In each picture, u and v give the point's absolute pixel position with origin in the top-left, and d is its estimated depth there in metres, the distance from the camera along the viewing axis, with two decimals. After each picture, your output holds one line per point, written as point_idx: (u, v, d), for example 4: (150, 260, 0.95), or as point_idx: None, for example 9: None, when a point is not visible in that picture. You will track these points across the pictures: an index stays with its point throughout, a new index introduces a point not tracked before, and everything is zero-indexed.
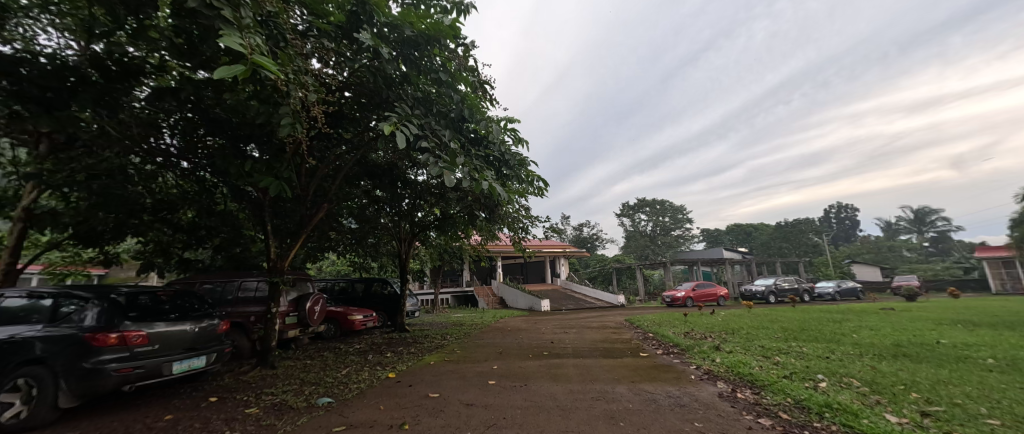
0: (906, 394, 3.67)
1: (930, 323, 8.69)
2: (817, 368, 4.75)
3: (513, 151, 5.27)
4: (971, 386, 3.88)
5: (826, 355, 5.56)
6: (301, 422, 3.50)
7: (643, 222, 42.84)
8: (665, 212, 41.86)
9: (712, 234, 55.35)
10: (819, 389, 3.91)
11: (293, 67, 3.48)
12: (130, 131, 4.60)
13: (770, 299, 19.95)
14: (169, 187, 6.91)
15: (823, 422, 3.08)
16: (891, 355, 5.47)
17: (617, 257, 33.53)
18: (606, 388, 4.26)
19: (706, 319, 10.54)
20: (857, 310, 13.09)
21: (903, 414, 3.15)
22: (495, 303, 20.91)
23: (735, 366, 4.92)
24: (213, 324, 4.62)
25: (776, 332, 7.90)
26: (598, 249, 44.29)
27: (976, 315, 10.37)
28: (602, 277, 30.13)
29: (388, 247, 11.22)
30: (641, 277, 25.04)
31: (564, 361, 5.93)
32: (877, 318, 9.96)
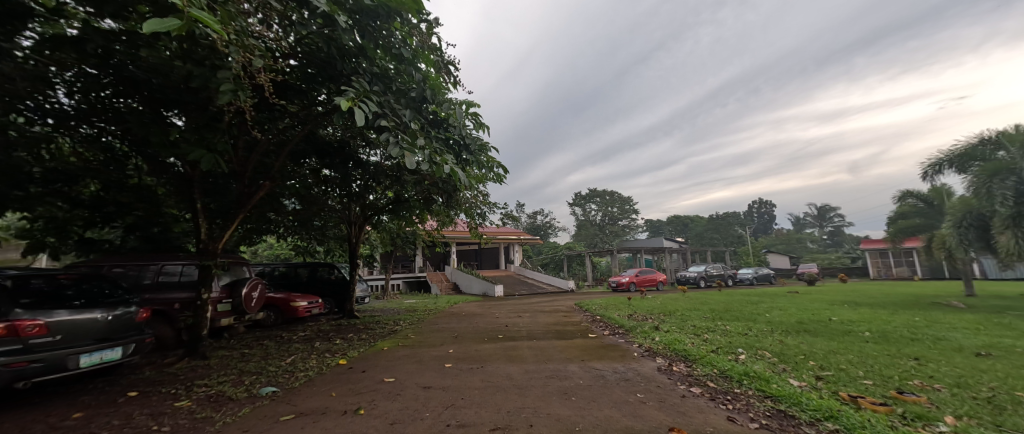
0: (806, 362, 4.57)
1: (828, 304, 10.65)
2: (738, 343, 5.61)
3: (474, 135, 5.35)
4: (852, 354, 4.97)
5: (745, 331, 6.61)
6: (243, 412, 3.32)
7: (591, 213, 45.49)
8: (614, 203, 44.72)
9: (653, 224, 61.17)
10: (740, 360, 4.64)
11: (235, 26, 3.23)
12: (15, 85, 3.92)
13: (702, 283, 22.98)
14: (67, 155, 5.78)
15: (742, 388, 3.69)
16: (796, 331, 6.67)
17: (566, 245, 35.22)
18: (589, 368, 4.58)
19: (647, 302, 11.66)
20: (775, 292, 15.58)
21: (803, 379, 3.94)
22: (449, 290, 20.69)
23: (672, 343, 5.57)
24: (129, 312, 4.19)
25: (707, 313, 9.09)
26: (549, 238, 46.11)
27: (864, 297, 12.77)
28: (552, 265, 31.57)
29: (334, 231, 10.49)
30: (590, 264, 26.71)
31: (519, 343, 6.16)
32: (779, 300, 11.91)
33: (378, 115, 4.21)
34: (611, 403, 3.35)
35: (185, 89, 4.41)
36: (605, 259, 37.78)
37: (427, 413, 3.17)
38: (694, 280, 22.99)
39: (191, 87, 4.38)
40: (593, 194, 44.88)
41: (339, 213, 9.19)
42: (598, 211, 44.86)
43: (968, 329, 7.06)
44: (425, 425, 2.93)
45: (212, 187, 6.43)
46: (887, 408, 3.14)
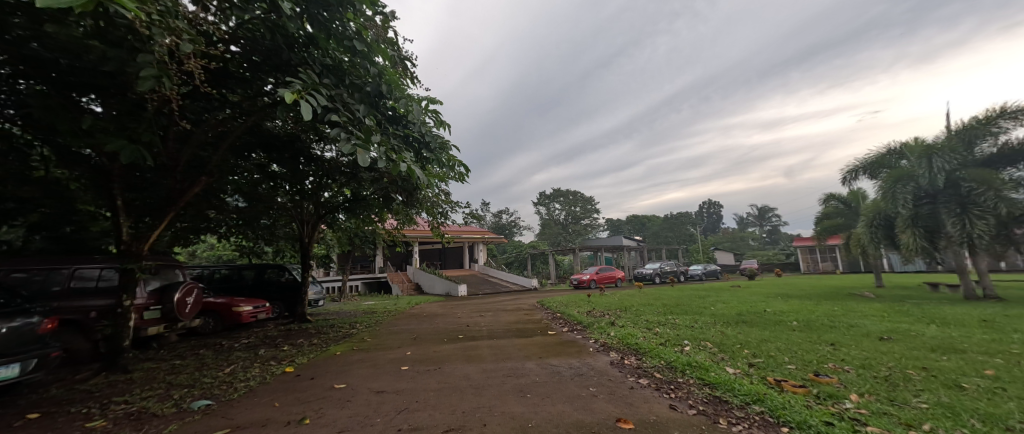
0: (741, 351, 4.90)
1: (765, 297, 11.44)
2: (683, 336, 5.91)
3: (434, 133, 5.30)
4: (782, 342, 5.39)
5: (691, 324, 6.97)
6: (172, 430, 3.14)
7: (555, 212, 46.19)
8: (577, 202, 45.60)
9: (615, 223, 62.99)
10: (685, 351, 4.90)
11: (158, 6, 3.07)
12: None
13: (657, 279, 23.98)
14: None
15: (684, 378, 3.92)
16: (735, 322, 7.13)
17: (531, 244, 35.63)
18: (545, 365, 4.67)
19: (605, 299, 12.01)
20: (722, 287, 16.55)
21: (738, 366, 4.24)
22: (411, 290, 20.39)
23: (625, 337, 5.79)
24: (29, 324, 3.88)
25: (659, 308, 9.50)
26: (515, 237, 46.37)
27: (798, 290, 13.81)
28: (516, 264, 31.82)
29: (285, 230, 10.02)
30: (553, 262, 27.11)
31: (479, 343, 6.18)
32: (723, 294, 12.67)
33: (329, 110, 4.06)
34: (565, 398, 3.45)
35: (101, 72, 4.04)
36: (568, 257, 38.51)
37: (378, 419, 3.13)
38: (650, 277, 23.96)
39: (109, 71, 4.01)
40: (558, 194, 45.59)
41: (289, 211, 8.78)
42: (562, 210, 45.63)
43: (878, 316, 7.86)
44: (375, 431, 2.89)
45: (137, 182, 5.95)
46: (805, 389, 3.48)
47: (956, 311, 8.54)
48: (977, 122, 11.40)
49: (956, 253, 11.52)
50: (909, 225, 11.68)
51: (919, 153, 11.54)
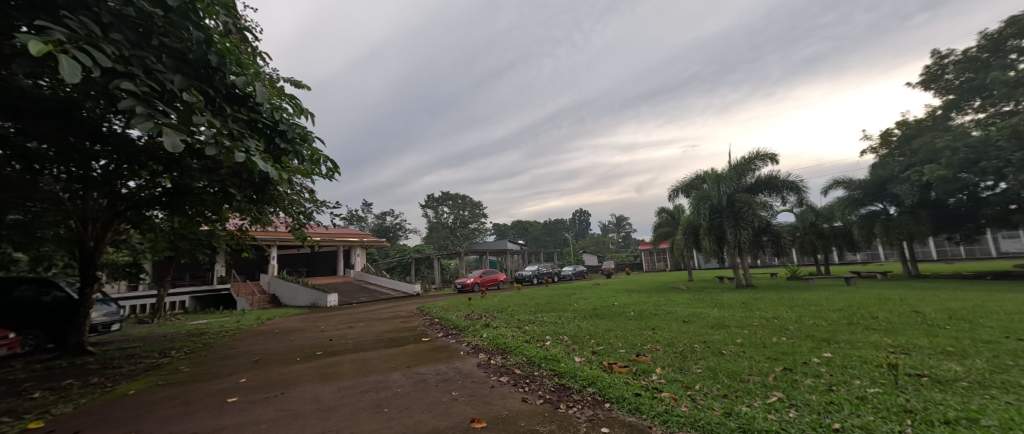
0: (589, 340, 5.63)
1: (616, 293, 13.04)
2: (544, 332, 6.42)
3: (292, 123, 4.71)
4: (622, 330, 6.31)
5: (555, 320, 7.63)
6: None
7: (443, 215, 45.91)
8: (465, 206, 46.11)
9: (501, 228, 65.53)
10: (545, 346, 5.37)
11: None
12: None
13: (534, 280, 25.57)
14: None
15: (540, 371, 4.35)
16: (589, 315, 8.10)
17: (416, 248, 34.81)
18: (411, 374, 4.62)
19: (484, 301, 12.40)
20: (585, 286, 18.38)
21: (585, 355, 4.85)
22: (262, 302, 18.01)
23: (495, 338, 6.06)
24: None
25: (531, 307, 10.20)
26: (400, 240, 44.65)
27: (643, 286, 16.07)
28: (399, 268, 30.72)
29: (60, 232, 7.79)
30: (438, 266, 26.91)
31: (341, 358, 5.78)
32: (586, 292, 14.07)
33: (121, 75, 3.26)
34: (424, 407, 3.48)
35: None
36: (454, 260, 38.62)
37: None
38: (528, 278, 25.45)
39: None
40: (446, 197, 45.54)
41: (64, 206, 6.79)
42: (451, 214, 45.69)
43: (685, 303, 9.79)
44: None
45: None
46: (628, 368, 4.21)
47: (732, 297, 11.03)
48: (742, 161, 14.89)
49: (734, 256, 14.94)
50: (706, 233, 14.82)
51: (713, 178, 14.66)
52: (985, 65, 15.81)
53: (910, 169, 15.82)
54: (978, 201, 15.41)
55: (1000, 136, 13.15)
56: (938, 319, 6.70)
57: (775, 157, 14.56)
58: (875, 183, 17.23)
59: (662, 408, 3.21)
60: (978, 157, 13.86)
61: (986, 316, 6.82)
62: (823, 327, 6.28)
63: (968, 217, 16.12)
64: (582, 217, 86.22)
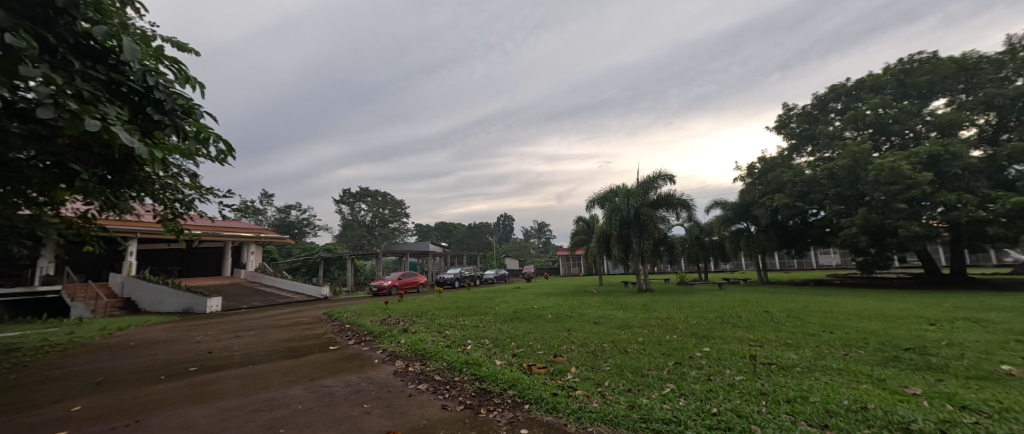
0: (509, 343, 5.68)
1: (537, 296, 13.42)
2: (467, 335, 6.36)
3: (174, 92, 3.96)
4: (541, 333, 6.46)
5: (477, 324, 7.57)
6: None
7: (360, 213, 43.28)
8: (385, 205, 44.01)
9: (423, 229, 63.82)
10: (467, 350, 5.29)
11: None
12: None
13: (456, 283, 25.25)
14: None
15: (461, 376, 4.25)
16: (511, 319, 8.22)
17: (328, 246, 32.29)
18: (316, 387, 4.22)
19: (402, 305, 11.89)
20: (506, 289, 18.66)
21: (507, 358, 4.86)
22: (110, 309, 15.10)
23: (414, 344, 5.81)
24: None
25: (453, 310, 10.01)
26: (307, 237, 41.07)
27: (559, 290, 16.80)
28: (307, 269, 28.23)
29: None
30: (351, 267, 25.25)
31: (224, 374, 5.08)
32: (507, 295, 14.27)
33: None
34: (330, 424, 3.19)
35: None
36: (369, 262, 36.58)
37: None
38: (446, 281, 24.99)
39: None
40: (364, 194, 43.05)
41: None
42: (369, 212, 43.28)
43: (597, 306, 10.39)
44: None
45: None
46: (546, 369, 4.32)
47: (637, 300, 12.01)
48: (646, 180, 16.12)
49: (637, 263, 16.33)
50: (616, 241, 16.09)
51: (624, 191, 15.93)
52: (815, 119, 19.65)
53: (766, 195, 19.26)
54: (808, 224, 19.39)
55: (822, 176, 16.82)
56: (780, 316, 8.09)
57: (673, 178, 16.21)
58: (741, 206, 20.24)
59: (576, 406, 3.34)
60: (808, 190, 17.56)
61: (809, 313, 8.47)
62: (702, 325, 7.15)
63: (800, 235, 20.06)
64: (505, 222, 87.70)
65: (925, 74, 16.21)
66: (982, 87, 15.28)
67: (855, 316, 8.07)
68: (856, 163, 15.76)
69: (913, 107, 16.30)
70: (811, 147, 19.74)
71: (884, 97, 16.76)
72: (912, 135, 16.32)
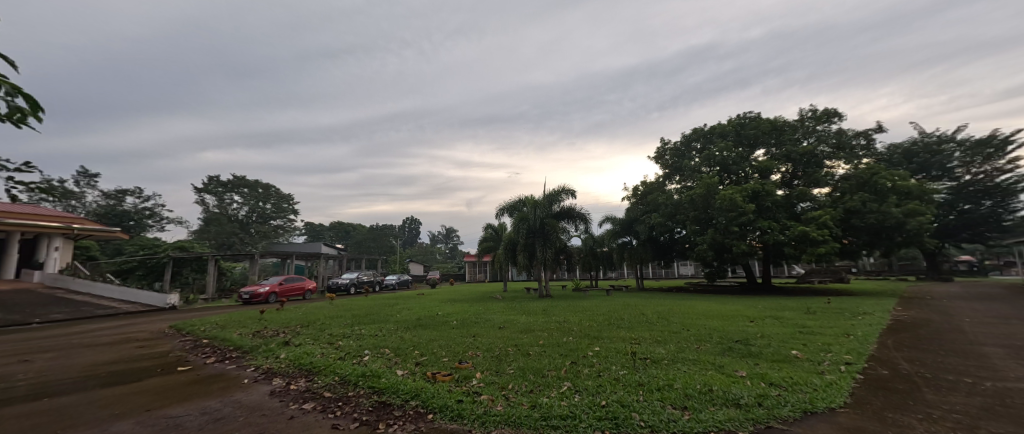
0: (412, 352, 5.40)
1: (440, 303, 13.18)
2: (366, 345, 5.90)
3: None
4: (445, 339, 6.29)
5: (375, 333, 7.09)
6: None
7: (230, 204, 37.51)
8: (266, 198, 39.14)
9: (314, 228, 58.27)
10: (362, 362, 4.89)
11: None
12: None
13: (351, 290, 23.39)
14: None
15: (355, 390, 3.90)
16: (414, 326, 7.87)
17: (190, 244, 27.41)
18: (155, 420, 3.47)
19: (283, 315, 10.59)
20: (408, 296, 17.91)
21: (408, 367, 4.61)
22: None
23: (297, 358, 5.18)
24: None
25: (347, 319, 9.24)
26: (151, 231, 34.10)
27: (460, 296, 16.73)
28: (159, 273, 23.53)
29: None
30: (215, 271, 21.68)
31: (11, 412, 3.90)
32: (408, 302, 13.77)
33: None
34: None
35: None
36: (241, 264, 31.92)
37: None
38: (337, 286, 22.74)
39: None
40: (240, 185, 37.47)
41: None
42: (244, 205, 37.55)
43: (501, 311, 10.52)
44: None
45: None
46: (450, 376, 4.19)
47: (538, 305, 12.48)
48: (552, 191, 16.91)
49: (539, 270, 17.02)
50: (523, 249, 16.68)
51: (532, 202, 16.53)
52: (681, 154, 22.83)
53: (646, 214, 21.84)
54: (673, 240, 22.35)
55: (685, 201, 19.50)
56: (653, 318, 9.14)
57: (575, 193, 17.33)
58: (628, 220, 22.48)
59: (480, 410, 3.28)
60: (676, 210, 20.30)
61: (675, 314, 9.77)
62: (594, 327, 7.72)
63: (667, 249, 22.88)
64: (411, 221, 84.79)
65: (753, 128, 20.07)
66: (785, 144, 19.40)
67: (708, 315, 9.58)
68: (707, 193, 18.64)
69: (743, 153, 19.90)
70: (678, 177, 22.59)
71: (724, 142, 20.22)
72: (743, 174, 19.81)
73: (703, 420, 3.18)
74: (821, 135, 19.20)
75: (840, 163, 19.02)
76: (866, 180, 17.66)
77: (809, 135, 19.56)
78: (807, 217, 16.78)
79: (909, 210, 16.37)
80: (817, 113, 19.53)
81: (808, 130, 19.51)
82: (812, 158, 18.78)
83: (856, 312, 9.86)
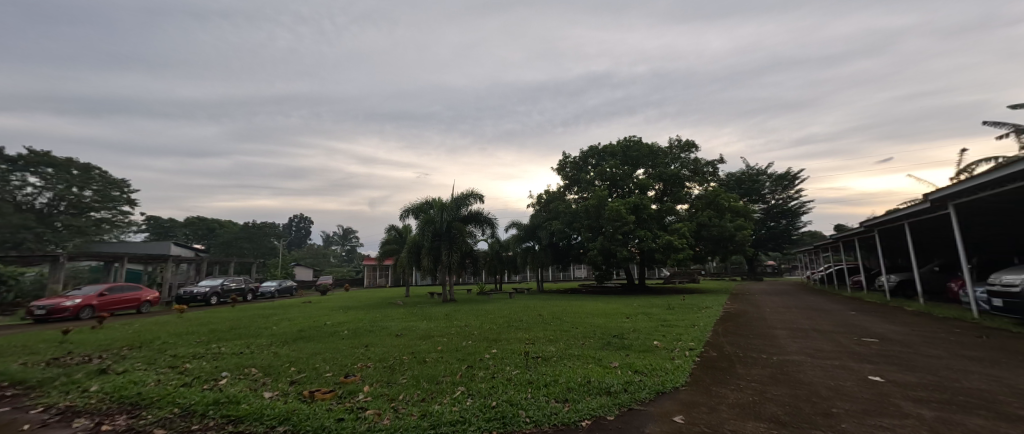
0: (288, 369, 4.86)
1: (328, 311, 12.19)
2: (224, 366, 5.15)
3: None
4: (330, 352, 5.80)
5: (241, 350, 6.24)
6: None
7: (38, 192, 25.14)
8: (79, 181, 26.31)
9: (162, 225, 48.31)
10: (216, 387, 4.23)
11: None
12: None
13: (212, 301, 19.54)
14: None
15: (203, 422, 3.35)
16: (293, 339, 7.09)
17: None
18: None
19: (107, 335, 8.57)
20: (292, 304, 16.12)
21: (276, 388, 4.13)
22: None
23: (119, 390, 4.26)
24: None
25: (202, 336, 7.93)
26: None
27: (351, 303, 15.64)
28: None
29: None
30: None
31: None
32: (288, 312, 12.47)
33: None
34: None
35: None
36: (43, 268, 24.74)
37: None
38: (193, 297, 18.88)
39: None
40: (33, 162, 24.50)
41: None
42: (43, 190, 24.71)
43: (400, 318, 10.06)
44: None
45: None
46: (332, 392, 3.85)
47: (440, 310, 12.23)
48: (461, 195, 16.81)
49: (444, 274, 16.80)
50: (427, 253, 16.31)
51: (439, 205, 16.31)
52: (580, 168, 24.57)
53: (548, 220, 23.08)
54: (570, 245, 23.86)
55: (585, 210, 21.09)
56: (548, 318, 9.61)
57: (482, 197, 17.50)
58: (533, 226, 23.32)
59: (364, 427, 3.06)
60: (573, 218, 22.07)
61: (569, 314, 10.44)
62: (495, 330, 7.86)
63: (565, 254, 24.33)
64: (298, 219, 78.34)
65: (635, 151, 22.62)
66: (659, 166, 22.25)
67: (594, 313, 10.50)
68: (599, 204, 20.49)
69: (626, 172, 22.24)
70: (576, 189, 24.22)
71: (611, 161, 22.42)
72: (627, 189, 22.19)
73: (579, 410, 3.38)
74: (684, 161, 22.41)
75: (695, 185, 22.64)
76: (712, 199, 21.02)
77: (675, 160, 22.70)
78: (672, 228, 19.34)
79: (739, 225, 20.05)
80: (682, 143, 22.91)
81: (675, 157, 22.72)
82: (676, 179, 21.84)
83: (700, 306, 11.77)
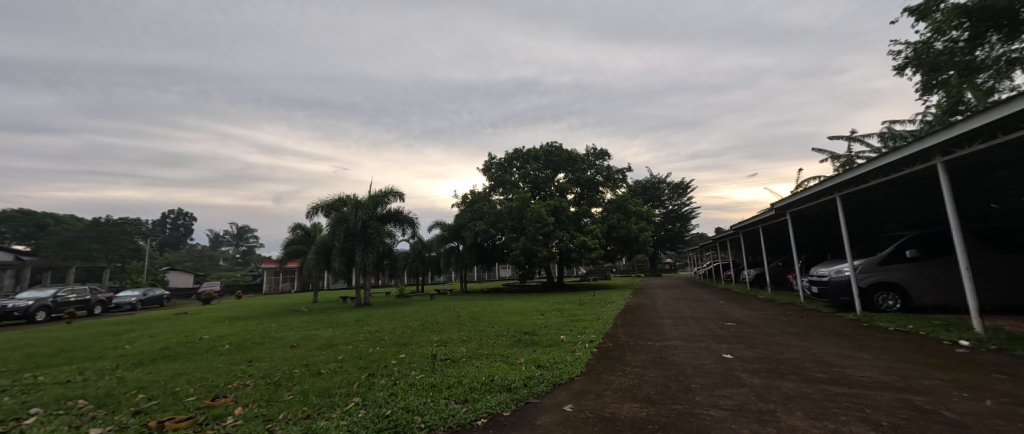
0: (133, 398, 4.24)
1: (207, 323, 10.91)
2: (38, 402, 4.32)
3: None
4: (195, 372, 5.17)
5: (69, 379, 5.28)
6: None
7: None
8: None
9: None
10: (19, 429, 3.50)
11: None
12: None
13: (40, 317, 15.71)
14: None
15: None
16: (148, 360, 6.18)
17: None
18: None
19: None
20: (159, 317, 13.85)
21: (109, 423, 3.55)
22: None
23: None
24: None
25: (13, 363, 6.54)
26: None
27: (239, 312, 14.06)
28: None
29: None
30: None
31: None
32: (151, 327, 10.80)
33: None
34: None
35: None
36: None
37: None
38: (7, 314, 14.85)
39: None
40: None
41: None
42: None
43: (299, 327, 9.31)
44: None
45: None
46: (188, 421, 3.42)
47: (348, 315, 11.54)
48: (380, 193, 16.14)
49: (359, 276, 15.87)
50: (338, 254, 15.32)
51: (353, 203, 15.39)
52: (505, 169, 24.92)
53: (473, 220, 22.98)
54: (496, 246, 23.90)
55: (509, 211, 21.46)
56: (465, 318, 9.66)
57: (403, 196, 16.95)
58: (458, 226, 23.17)
59: None
60: (498, 219, 22.08)
61: (485, 314, 10.55)
62: (406, 334, 7.65)
63: (491, 254, 24.31)
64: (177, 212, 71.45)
65: (557, 156, 23.68)
66: (577, 171, 23.55)
67: (511, 312, 10.73)
68: (523, 206, 21.12)
69: (547, 176, 23.15)
70: (501, 190, 24.54)
71: (535, 165, 23.23)
72: (548, 192, 23.19)
73: (476, 409, 3.43)
74: (598, 168, 23.97)
75: (607, 190, 24.20)
76: (620, 204, 22.82)
77: (591, 167, 24.14)
78: (587, 229, 20.62)
79: (643, 227, 21.98)
80: (597, 151, 24.48)
81: (592, 162, 24.17)
82: (592, 184, 23.36)
83: (606, 301, 12.68)
